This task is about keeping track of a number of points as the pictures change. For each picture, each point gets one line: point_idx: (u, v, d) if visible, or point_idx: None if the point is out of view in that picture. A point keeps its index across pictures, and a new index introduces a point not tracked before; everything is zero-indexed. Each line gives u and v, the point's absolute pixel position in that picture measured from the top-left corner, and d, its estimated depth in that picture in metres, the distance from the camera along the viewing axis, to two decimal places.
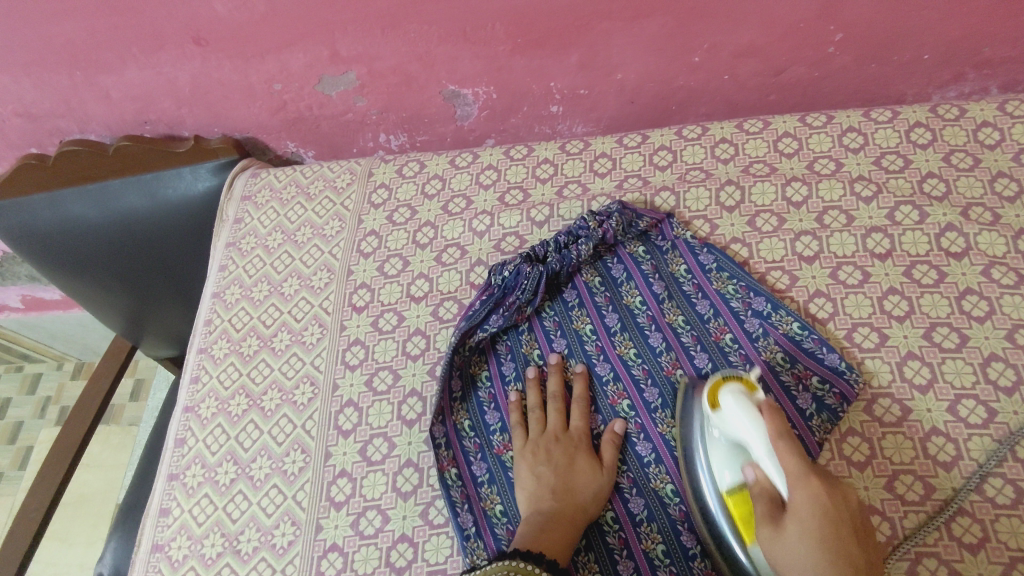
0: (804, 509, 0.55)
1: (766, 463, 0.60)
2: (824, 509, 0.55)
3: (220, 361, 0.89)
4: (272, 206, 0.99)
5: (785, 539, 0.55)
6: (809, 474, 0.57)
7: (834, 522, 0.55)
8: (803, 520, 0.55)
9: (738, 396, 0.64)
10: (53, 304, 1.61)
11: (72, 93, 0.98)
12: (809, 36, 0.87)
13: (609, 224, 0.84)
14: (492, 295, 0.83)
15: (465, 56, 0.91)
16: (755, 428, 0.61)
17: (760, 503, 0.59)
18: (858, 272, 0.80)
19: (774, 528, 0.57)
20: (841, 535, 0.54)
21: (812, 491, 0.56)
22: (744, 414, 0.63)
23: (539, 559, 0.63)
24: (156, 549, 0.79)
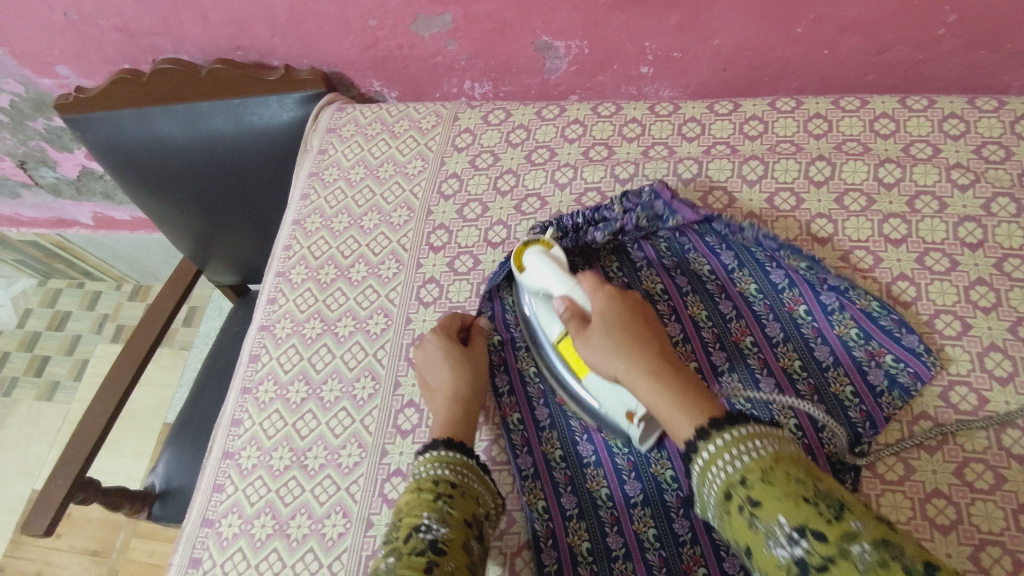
0: (605, 322, 0.67)
1: (574, 295, 0.71)
2: (620, 311, 0.68)
3: (297, 285, 0.91)
4: (356, 140, 1.01)
5: (594, 341, 0.67)
6: (603, 291, 0.70)
7: (630, 328, 0.66)
8: (606, 320, 0.67)
9: (541, 254, 0.74)
10: (122, 224, 1.66)
11: (172, 11, 1.00)
12: (921, 15, 0.85)
13: (638, 204, 0.83)
14: (507, 262, 0.82)
15: (564, 7, 0.90)
16: (560, 275, 0.73)
17: (570, 323, 0.70)
18: (946, 259, 0.78)
19: (585, 336, 0.68)
20: (640, 336, 0.66)
21: (607, 302, 0.69)
22: (546, 265, 0.73)
23: (452, 443, 0.68)
24: (226, 456, 0.82)
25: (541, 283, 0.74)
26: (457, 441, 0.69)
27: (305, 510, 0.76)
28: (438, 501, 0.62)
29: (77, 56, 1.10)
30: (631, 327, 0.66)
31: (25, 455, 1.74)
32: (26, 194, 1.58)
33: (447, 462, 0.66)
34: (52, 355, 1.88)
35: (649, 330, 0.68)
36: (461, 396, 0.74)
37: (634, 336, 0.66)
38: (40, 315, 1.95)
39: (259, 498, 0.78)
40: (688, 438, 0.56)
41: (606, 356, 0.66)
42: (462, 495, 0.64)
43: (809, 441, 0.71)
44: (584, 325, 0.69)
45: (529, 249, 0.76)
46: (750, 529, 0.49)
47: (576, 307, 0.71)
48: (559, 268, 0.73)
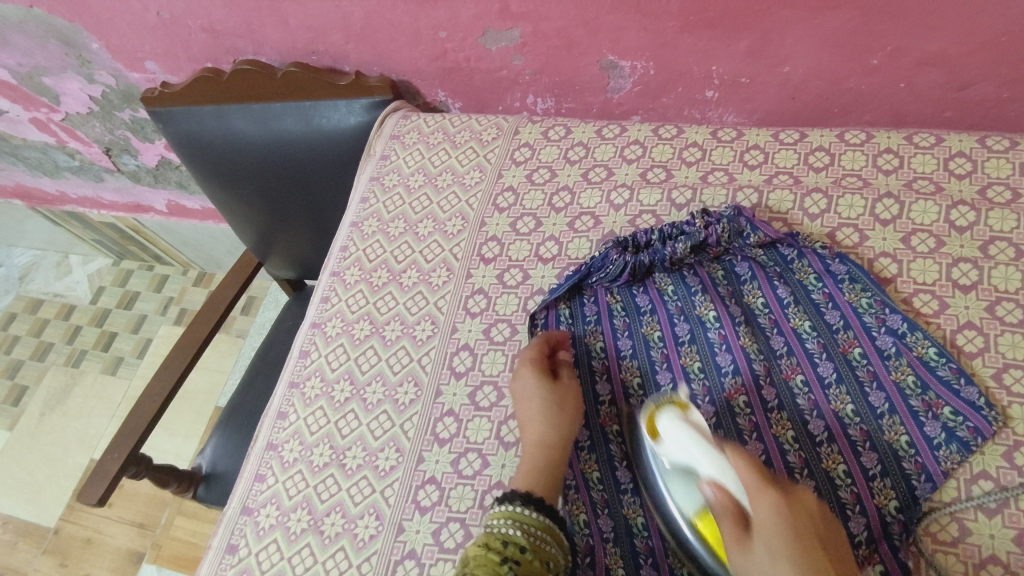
0: (770, 529, 0.54)
1: (725, 478, 0.60)
2: (788, 532, 0.54)
3: (350, 286, 0.94)
4: (418, 148, 1.03)
5: (752, 559, 0.54)
6: (766, 487, 0.56)
7: (805, 546, 0.53)
8: (767, 531, 0.54)
9: (677, 422, 0.67)
10: (193, 213, 1.73)
11: (255, 15, 1.04)
12: (1009, 52, 0.81)
13: (716, 229, 0.82)
14: (580, 270, 0.85)
15: (632, 28, 0.90)
16: (706, 451, 0.63)
17: (724, 520, 0.58)
18: (1018, 310, 0.74)
19: (743, 550, 0.55)
20: (813, 551, 0.53)
21: (773, 505, 0.55)
22: (687, 435, 0.65)
23: (530, 500, 0.64)
24: (270, 447, 0.85)
25: (683, 456, 0.65)
26: (534, 498, 0.65)
27: (340, 508, 0.78)
28: (503, 565, 0.58)
29: (165, 53, 1.16)
30: (806, 542, 0.53)
31: (87, 425, 1.84)
32: (108, 179, 1.67)
33: (521, 522, 0.62)
34: (119, 332, 1.98)
35: (825, 549, 0.55)
36: (548, 442, 0.71)
37: (806, 551, 0.52)
38: (111, 293, 2.06)
39: (297, 492, 0.80)
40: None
41: None
42: (530, 564, 0.59)
43: (857, 490, 0.69)
44: (740, 524, 0.57)
45: (664, 409, 0.69)
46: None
47: (730, 501, 0.59)
48: (700, 438, 0.64)
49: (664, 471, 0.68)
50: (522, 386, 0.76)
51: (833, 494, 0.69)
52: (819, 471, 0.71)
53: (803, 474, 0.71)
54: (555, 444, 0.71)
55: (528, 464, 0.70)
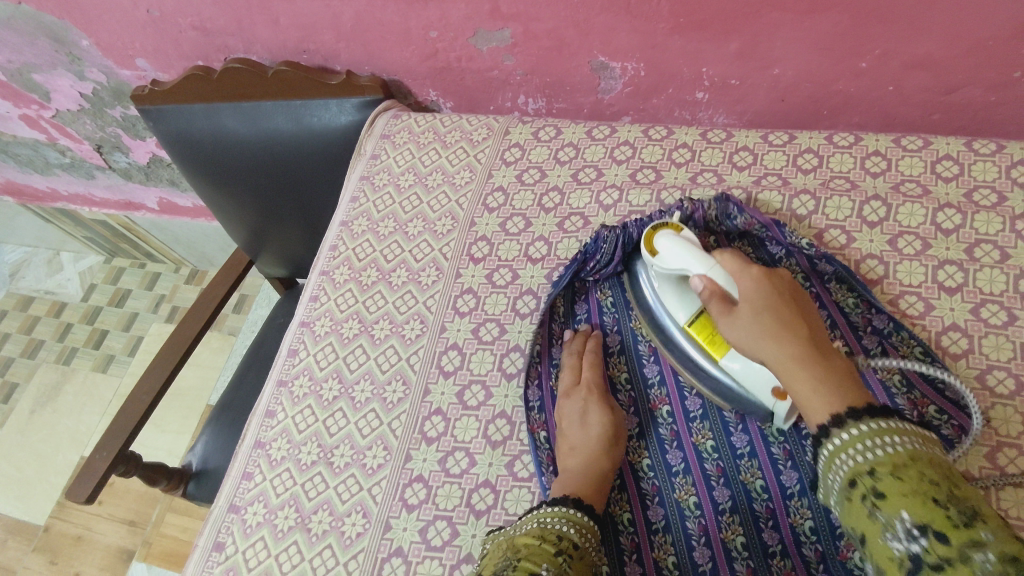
0: (751, 292, 0.66)
1: (715, 274, 0.70)
2: (769, 293, 0.65)
3: (340, 285, 0.94)
4: (408, 147, 1.03)
5: (739, 322, 0.65)
6: (768, 286, 0.66)
7: (778, 305, 0.64)
8: (752, 301, 0.65)
9: (674, 239, 0.74)
10: (184, 210, 1.73)
11: (245, 13, 1.04)
12: (997, 56, 0.81)
13: (703, 206, 0.84)
14: (576, 259, 0.84)
15: (622, 29, 0.90)
16: (696, 255, 0.72)
17: (712, 303, 0.69)
18: (1003, 312, 0.75)
19: (731, 317, 0.66)
20: (788, 315, 0.64)
21: (755, 278, 0.67)
22: (682, 245, 0.74)
23: (581, 504, 0.67)
24: (258, 445, 0.85)
25: (677, 265, 0.74)
26: (578, 500, 0.67)
27: (327, 506, 0.78)
28: (557, 556, 0.61)
29: (156, 51, 1.16)
30: (779, 303, 0.65)
31: (77, 423, 1.83)
32: (100, 176, 1.66)
33: (574, 521, 0.64)
34: (110, 330, 1.97)
35: (800, 306, 0.65)
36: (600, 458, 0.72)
37: (783, 316, 0.63)
38: (103, 290, 2.05)
39: (284, 490, 0.80)
40: (821, 421, 0.58)
41: (752, 341, 0.64)
42: (580, 560, 0.62)
43: None
44: (725, 303, 0.68)
45: (661, 233, 0.76)
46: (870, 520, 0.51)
47: (717, 288, 0.69)
48: (694, 245, 0.73)
49: (658, 276, 0.78)
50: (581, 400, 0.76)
51: None
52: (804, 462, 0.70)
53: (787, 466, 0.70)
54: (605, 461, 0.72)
55: (578, 476, 0.70)
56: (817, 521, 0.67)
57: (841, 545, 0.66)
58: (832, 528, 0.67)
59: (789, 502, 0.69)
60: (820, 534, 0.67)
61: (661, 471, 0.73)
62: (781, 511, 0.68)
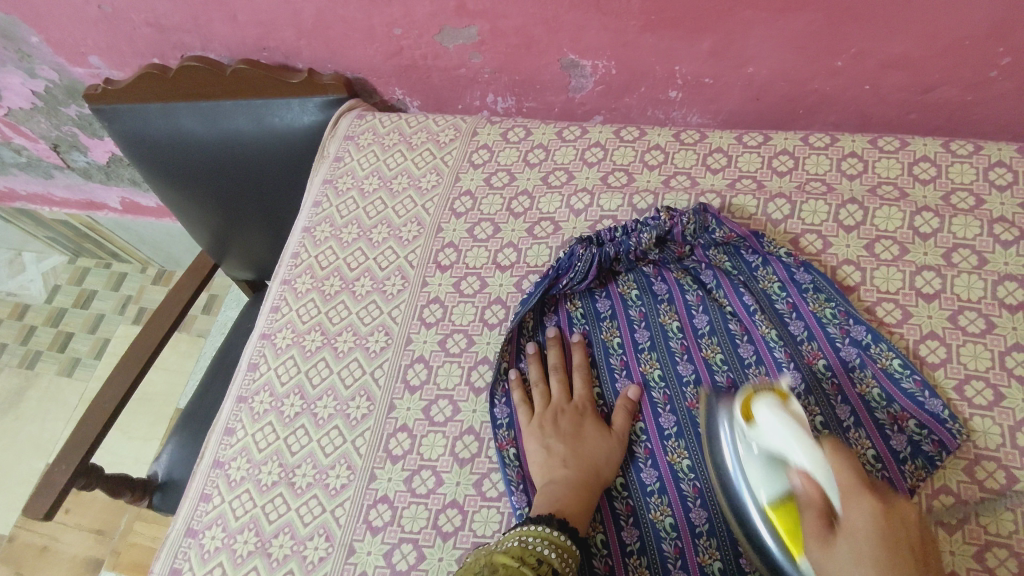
0: (862, 531, 0.49)
1: (816, 473, 0.54)
2: (885, 539, 0.48)
3: (301, 295, 0.90)
4: (373, 149, 0.99)
5: (838, 558, 0.49)
6: (864, 491, 0.51)
7: (898, 553, 0.48)
8: (859, 538, 0.49)
9: (773, 408, 0.60)
10: (148, 210, 1.67)
11: (200, 9, 0.99)
12: (974, 55, 0.79)
13: (679, 220, 0.80)
14: (546, 275, 0.82)
15: (593, 26, 0.87)
16: (799, 440, 0.56)
17: (809, 516, 0.53)
18: (980, 320, 0.73)
19: (824, 548, 0.50)
20: (905, 561, 0.47)
21: (873, 512, 0.50)
22: (784, 423, 0.58)
23: (565, 524, 0.62)
24: (216, 465, 0.81)
25: (777, 444, 0.58)
26: (564, 521, 0.63)
27: (289, 529, 0.75)
28: None
29: (108, 48, 1.11)
30: (900, 550, 0.48)
31: (42, 429, 1.78)
32: (59, 176, 1.60)
33: (556, 543, 0.61)
34: (75, 332, 1.92)
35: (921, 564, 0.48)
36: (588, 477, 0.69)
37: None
38: (67, 292, 1.99)
39: (244, 512, 0.77)
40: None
41: None
42: None
43: None
44: (826, 521, 0.52)
45: (763, 397, 0.62)
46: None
47: (818, 495, 0.54)
48: (799, 428, 0.57)
49: (740, 438, 0.64)
50: (566, 415, 0.74)
51: None
52: None
53: None
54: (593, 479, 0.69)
55: (565, 490, 0.67)
56: None
57: None
58: None
59: None
60: None
61: (636, 491, 0.71)
62: None
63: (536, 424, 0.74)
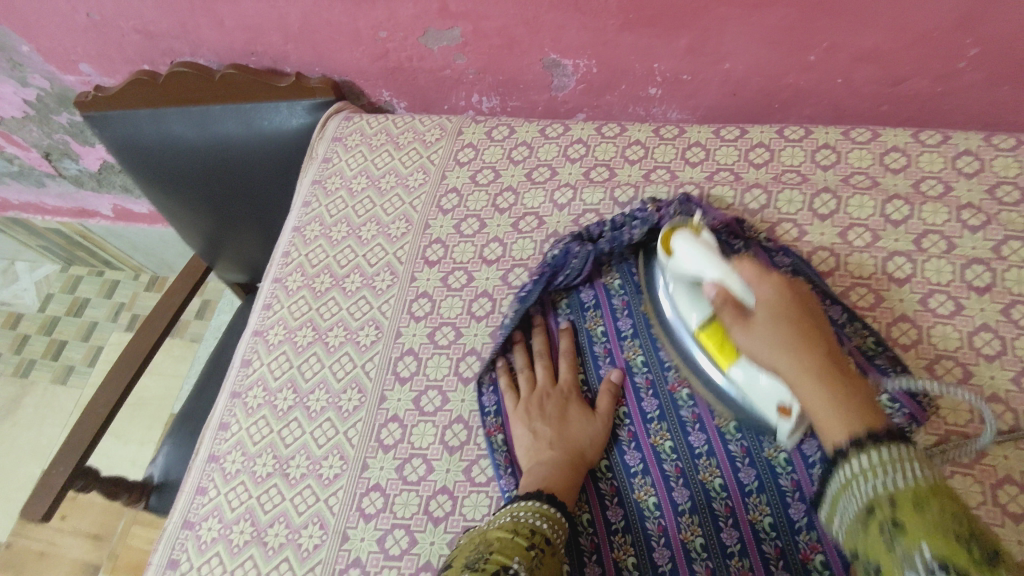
0: (771, 307, 0.59)
1: (731, 281, 0.64)
2: (788, 303, 0.59)
3: (292, 292, 0.92)
4: (360, 150, 1.01)
5: (757, 330, 0.58)
6: (771, 272, 0.61)
7: (796, 325, 0.58)
8: (773, 309, 0.59)
9: (690, 241, 0.71)
10: (140, 217, 1.69)
11: (190, 15, 1.01)
12: (939, 48, 0.82)
13: (666, 211, 0.82)
14: (543, 274, 0.82)
15: (572, 26, 0.90)
16: (712, 263, 0.67)
17: (725, 309, 0.62)
18: (950, 302, 0.76)
19: (747, 328, 0.59)
20: (807, 334, 0.57)
21: (776, 286, 0.60)
22: (699, 252, 0.69)
23: (553, 499, 0.64)
24: (212, 459, 0.83)
25: (693, 267, 0.69)
26: (553, 496, 0.65)
27: (284, 518, 0.77)
28: (530, 551, 0.57)
29: (99, 56, 1.13)
30: (801, 323, 0.58)
31: (37, 436, 1.79)
32: (51, 184, 1.62)
33: (548, 516, 0.62)
34: (69, 340, 1.93)
35: (814, 315, 0.60)
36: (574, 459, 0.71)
37: (806, 337, 0.57)
38: (60, 300, 2.00)
39: (240, 504, 0.79)
40: (838, 441, 0.52)
41: (764, 351, 0.58)
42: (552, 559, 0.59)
43: (798, 477, 0.68)
44: (741, 312, 0.61)
45: (677, 232, 0.73)
46: (884, 549, 0.46)
47: (735, 297, 0.62)
48: (711, 253, 0.68)
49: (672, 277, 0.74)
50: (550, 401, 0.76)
51: (774, 482, 0.68)
52: (761, 459, 0.70)
53: (744, 464, 0.70)
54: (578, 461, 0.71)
55: (552, 470, 0.69)
56: (776, 518, 0.67)
57: (800, 539, 0.66)
58: (791, 524, 0.66)
59: (748, 500, 0.68)
60: (779, 529, 0.66)
61: (620, 473, 0.73)
62: (740, 508, 0.68)
63: (522, 410, 0.76)
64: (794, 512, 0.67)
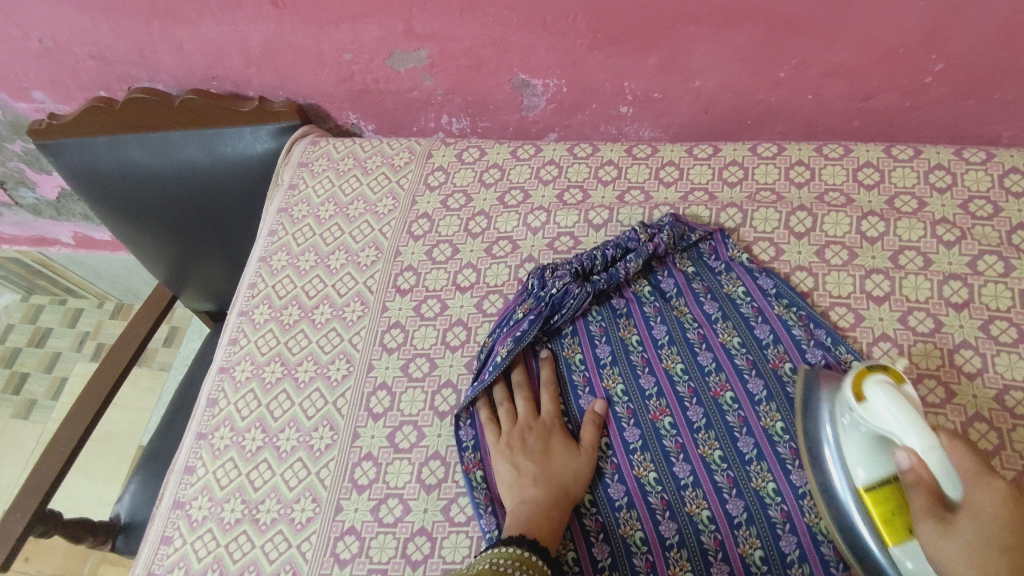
0: (988, 519, 0.50)
1: (931, 459, 0.52)
2: (1010, 529, 0.50)
3: (259, 326, 0.89)
4: (327, 175, 0.99)
5: (953, 538, 0.51)
6: (989, 478, 0.52)
7: (1017, 551, 0.50)
8: (985, 523, 0.51)
9: (892, 392, 0.55)
10: (103, 244, 1.64)
11: (145, 40, 0.98)
12: (909, 63, 0.82)
13: (660, 237, 0.82)
14: (541, 313, 0.79)
15: (541, 46, 0.88)
16: (913, 424, 0.53)
17: (915, 493, 0.53)
18: (929, 320, 0.75)
19: (945, 531, 0.51)
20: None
21: (998, 497, 0.51)
22: (898, 407, 0.54)
23: (532, 544, 0.62)
24: (176, 506, 0.79)
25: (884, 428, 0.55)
26: (535, 542, 0.62)
27: (254, 567, 0.73)
28: None
29: (52, 82, 1.09)
30: (1023, 562, 0.49)
31: None
32: (7, 213, 1.56)
33: (526, 563, 0.59)
34: (30, 373, 1.85)
35: None
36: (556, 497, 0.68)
37: None
38: (20, 331, 1.92)
39: (207, 553, 0.75)
40: None
41: (965, 568, 0.50)
42: None
43: (787, 508, 0.67)
44: (943, 506, 0.52)
45: (876, 378, 0.57)
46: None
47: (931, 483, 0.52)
48: (915, 414, 0.54)
49: (847, 426, 0.61)
50: (531, 434, 0.73)
51: (763, 513, 0.67)
52: (748, 491, 0.68)
53: (731, 494, 0.68)
54: (561, 499, 0.68)
55: (534, 510, 0.66)
56: (767, 550, 0.66)
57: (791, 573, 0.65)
58: (781, 556, 0.65)
59: (736, 532, 0.67)
60: (770, 563, 0.65)
61: (604, 507, 0.70)
62: (730, 542, 0.66)
63: (504, 445, 0.73)
64: (784, 544, 0.65)
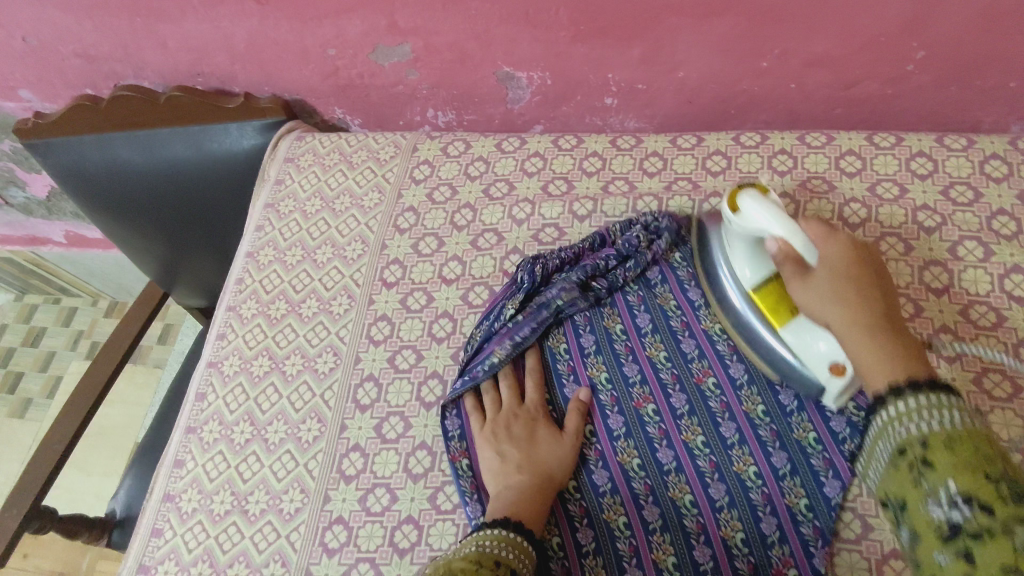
0: (832, 267, 0.62)
1: (794, 240, 0.63)
2: (851, 263, 0.63)
3: (246, 320, 0.89)
4: (313, 170, 0.99)
5: (814, 287, 0.63)
6: (832, 240, 0.64)
7: (855, 284, 0.62)
8: (834, 272, 0.62)
9: (760, 199, 0.66)
10: (94, 242, 1.64)
11: (130, 38, 0.98)
12: (889, 50, 0.82)
13: (659, 244, 0.82)
14: (543, 318, 0.79)
15: (524, 39, 0.88)
16: (776, 216, 0.64)
17: (787, 265, 0.64)
18: (909, 305, 0.76)
19: (804, 282, 0.63)
20: (864, 285, 0.62)
21: (841, 244, 0.64)
22: (766, 210, 0.65)
23: (518, 527, 0.63)
24: (166, 499, 0.80)
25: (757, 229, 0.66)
26: (520, 524, 0.63)
27: (244, 557, 0.74)
28: None
29: (38, 81, 1.09)
30: (859, 279, 0.62)
31: None
32: None
33: (513, 545, 0.60)
34: (25, 372, 1.86)
35: (882, 283, 0.64)
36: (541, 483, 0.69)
37: (859, 293, 0.61)
38: (14, 330, 1.92)
39: (197, 544, 0.76)
40: (880, 392, 0.54)
41: (819, 302, 0.62)
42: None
43: (768, 491, 0.68)
44: (807, 268, 0.63)
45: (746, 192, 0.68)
46: (914, 487, 0.47)
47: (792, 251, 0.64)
48: (778, 211, 0.65)
49: (734, 244, 0.72)
50: (516, 421, 0.74)
51: (745, 496, 0.68)
52: (730, 475, 0.69)
53: (713, 479, 0.69)
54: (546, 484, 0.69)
55: (519, 495, 0.67)
56: (748, 533, 0.66)
57: (772, 554, 0.65)
58: (762, 538, 0.66)
59: (719, 516, 0.67)
60: (751, 545, 0.66)
61: (588, 493, 0.71)
62: (712, 525, 0.67)
63: (489, 432, 0.73)
64: (765, 526, 0.66)
